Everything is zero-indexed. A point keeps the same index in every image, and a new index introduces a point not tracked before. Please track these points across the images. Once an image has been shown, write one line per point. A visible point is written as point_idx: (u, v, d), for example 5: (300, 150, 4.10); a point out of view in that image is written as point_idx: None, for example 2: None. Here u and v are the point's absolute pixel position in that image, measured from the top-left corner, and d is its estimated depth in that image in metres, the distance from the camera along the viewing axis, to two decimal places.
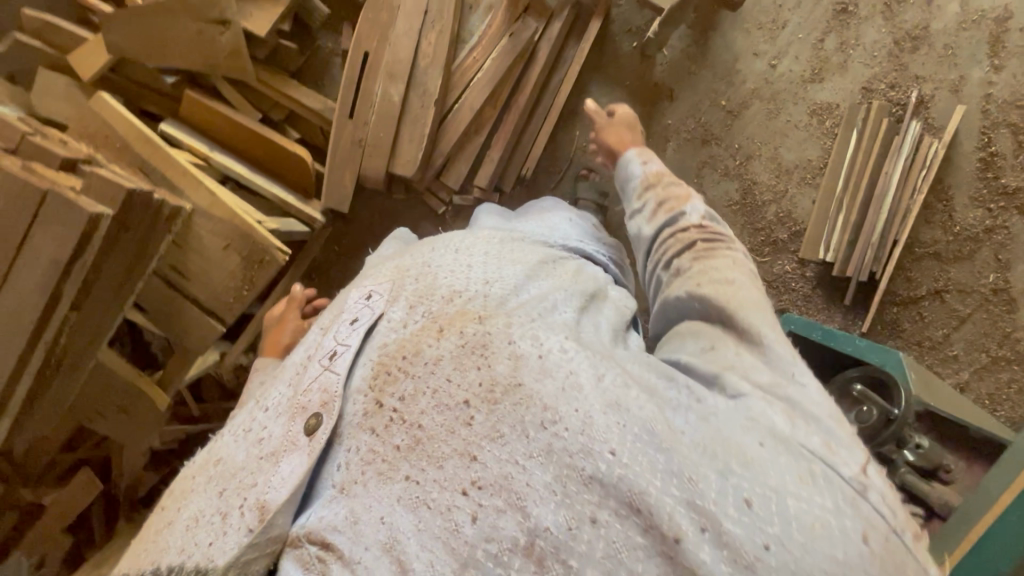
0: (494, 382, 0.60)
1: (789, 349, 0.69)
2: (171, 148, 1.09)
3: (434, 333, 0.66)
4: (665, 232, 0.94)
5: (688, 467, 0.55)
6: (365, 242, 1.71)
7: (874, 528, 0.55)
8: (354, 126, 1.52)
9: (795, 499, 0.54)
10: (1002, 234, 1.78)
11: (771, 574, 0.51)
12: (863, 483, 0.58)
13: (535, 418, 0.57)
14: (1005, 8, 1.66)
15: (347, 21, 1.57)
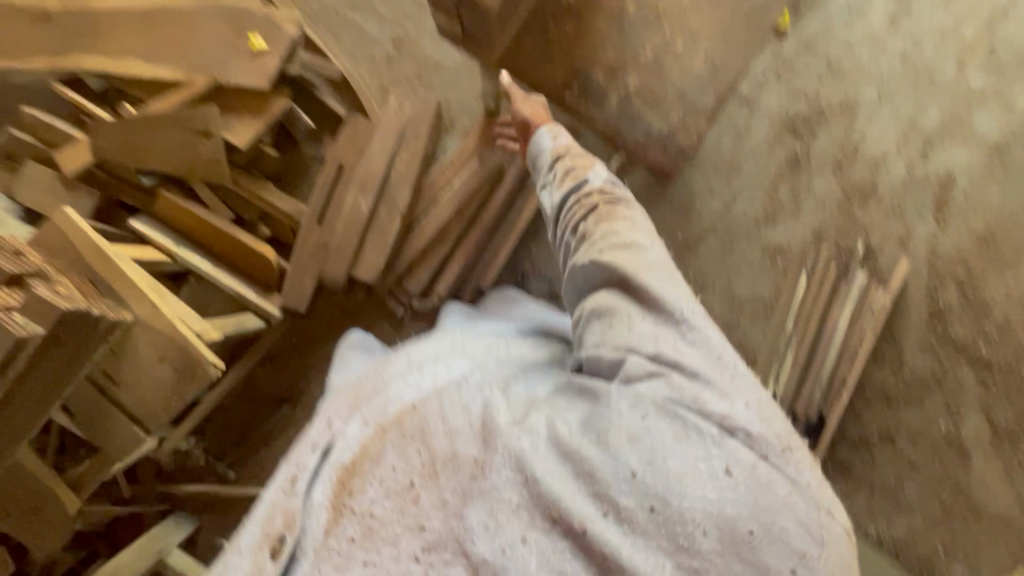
0: (433, 460, 0.72)
1: (676, 308, 0.80)
2: (124, 260, 1.14)
3: (381, 437, 0.75)
4: (572, 197, 0.97)
5: (587, 467, 0.68)
6: (322, 337, 1.74)
7: (745, 462, 0.68)
8: (321, 231, 1.59)
9: (674, 460, 0.67)
10: (951, 384, 1.81)
11: (660, 527, 0.65)
12: (730, 424, 0.70)
13: (466, 476, 0.70)
14: (948, 173, 1.77)
15: (329, 134, 1.68)
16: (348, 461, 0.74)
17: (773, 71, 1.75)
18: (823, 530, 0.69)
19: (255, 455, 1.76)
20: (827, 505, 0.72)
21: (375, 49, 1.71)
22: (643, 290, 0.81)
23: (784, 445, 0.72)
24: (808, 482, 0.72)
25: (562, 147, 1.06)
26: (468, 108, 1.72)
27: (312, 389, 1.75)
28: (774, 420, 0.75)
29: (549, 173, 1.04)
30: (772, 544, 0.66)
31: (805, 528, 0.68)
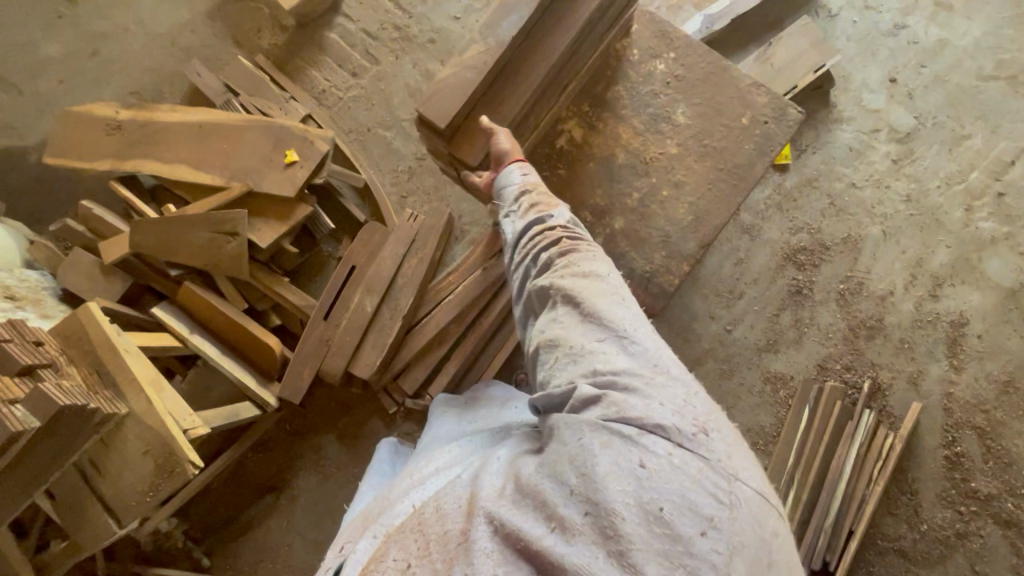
0: (427, 539, 0.67)
1: (622, 321, 0.75)
2: (132, 354, 1.22)
3: (385, 539, 0.73)
4: (530, 232, 0.92)
5: (541, 495, 0.63)
6: (317, 426, 1.78)
7: (658, 447, 0.63)
8: (325, 327, 1.68)
9: (626, 479, 0.61)
10: (975, 542, 1.66)
11: (629, 544, 0.58)
12: (676, 425, 0.64)
13: (448, 541, 0.66)
14: (961, 314, 1.72)
15: (347, 235, 1.81)
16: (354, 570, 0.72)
17: (777, 202, 1.79)
18: (741, 501, 0.62)
19: (234, 542, 1.76)
20: (749, 476, 0.64)
21: (397, 161, 1.86)
22: (588, 311, 0.76)
23: (699, 426, 0.65)
24: (729, 458, 0.64)
25: (525, 185, 0.98)
26: (478, 220, 1.83)
27: (299, 478, 1.77)
28: (696, 401, 0.68)
29: (504, 207, 1.00)
30: (691, 528, 0.59)
31: (720, 501, 0.61)
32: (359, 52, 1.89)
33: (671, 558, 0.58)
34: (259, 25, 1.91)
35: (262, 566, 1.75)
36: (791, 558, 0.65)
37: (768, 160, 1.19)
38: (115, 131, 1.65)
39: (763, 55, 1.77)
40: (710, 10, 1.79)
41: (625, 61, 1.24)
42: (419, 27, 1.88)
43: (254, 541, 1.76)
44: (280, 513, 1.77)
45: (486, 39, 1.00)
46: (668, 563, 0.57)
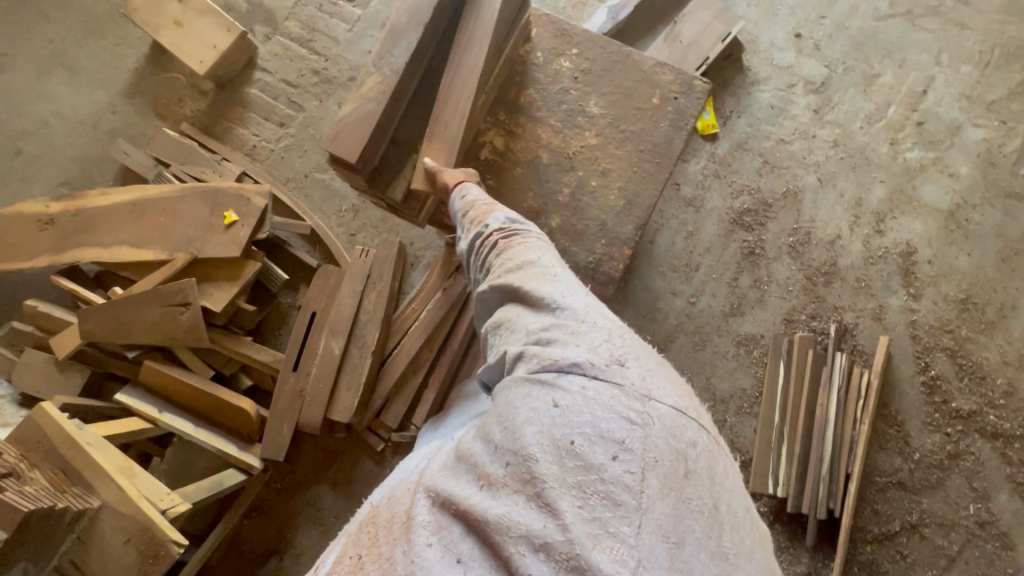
0: (374, 528, 0.68)
1: (550, 292, 0.80)
2: (96, 447, 1.20)
3: (341, 540, 0.74)
4: (476, 242, 0.99)
5: (471, 458, 0.66)
6: (307, 478, 1.76)
7: (571, 386, 0.66)
8: (296, 378, 1.67)
9: (542, 421, 0.64)
10: (969, 459, 1.70)
11: (547, 481, 0.60)
12: (590, 362, 0.69)
13: (392, 524, 0.66)
14: (908, 244, 1.77)
15: (303, 283, 1.81)
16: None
17: (714, 171, 1.83)
18: (653, 418, 0.64)
19: None
20: (662, 395, 0.67)
21: (340, 201, 1.86)
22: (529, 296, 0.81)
23: (613, 359, 0.70)
24: (641, 382, 0.68)
25: (470, 199, 1.04)
26: (429, 243, 1.84)
27: (300, 536, 1.74)
28: (611, 341, 0.73)
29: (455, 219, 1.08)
30: (603, 454, 0.61)
31: (631, 423, 0.63)
32: (282, 102, 1.90)
33: (586, 485, 0.60)
34: (178, 93, 1.91)
35: None
36: (713, 469, 0.65)
37: (684, 134, 1.23)
38: (48, 224, 1.63)
39: (671, 34, 1.82)
40: (612, 1, 1.85)
41: (531, 64, 1.27)
42: (336, 67, 1.89)
43: None
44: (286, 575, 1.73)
45: (382, 69, 1.02)
46: (583, 492, 0.60)
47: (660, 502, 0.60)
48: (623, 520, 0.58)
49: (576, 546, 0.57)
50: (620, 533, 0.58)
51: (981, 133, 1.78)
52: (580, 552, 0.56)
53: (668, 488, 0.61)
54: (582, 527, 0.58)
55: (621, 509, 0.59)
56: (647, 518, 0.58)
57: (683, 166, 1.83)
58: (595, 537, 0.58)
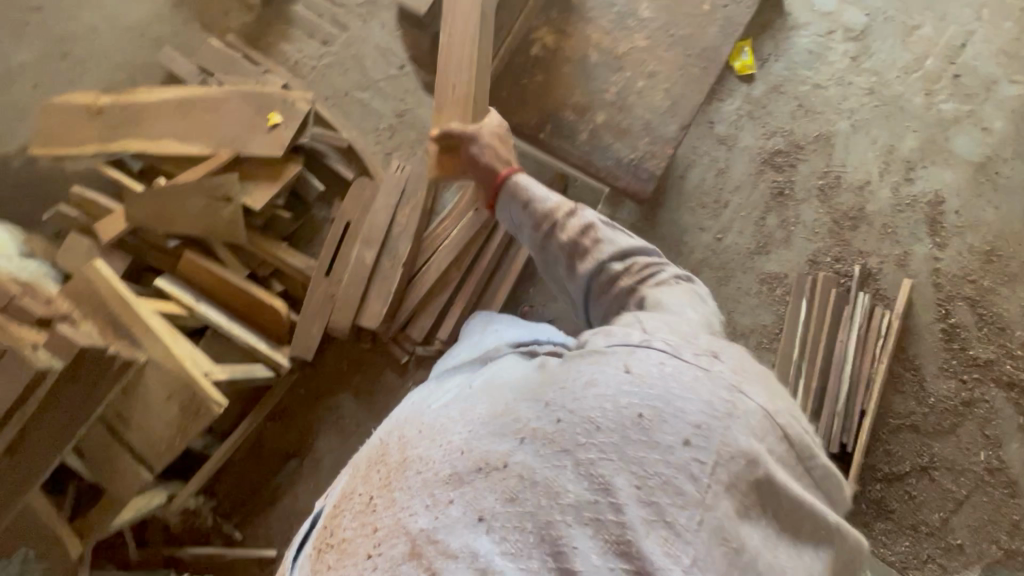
0: (396, 467, 0.72)
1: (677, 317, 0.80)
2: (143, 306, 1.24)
3: (359, 472, 0.79)
4: (589, 270, 0.94)
5: (515, 411, 0.68)
6: (331, 386, 1.80)
7: (646, 359, 0.68)
8: (328, 283, 1.71)
9: (609, 388, 0.65)
10: (983, 407, 1.72)
11: (603, 451, 0.62)
12: (674, 345, 0.71)
13: (412, 470, 0.70)
14: (936, 194, 1.79)
15: (338, 196, 1.84)
16: (337, 504, 0.78)
17: (748, 112, 1.85)
18: (739, 408, 0.66)
19: (264, 512, 1.76)
20: (751, 392, 0.68)
21: (378, 121, 1.89)
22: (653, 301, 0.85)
23: (705, 351, 0.71)
24: (731, 373, 0.69)
25: (553, 206, 0.99)
26: None
27: (320, 441, 1.78)
28: (699, 339, 0.74)
29: (529, 221, 1.00)
30: (674, 435, 0.62)
31: (715, 409, 0.64)
32: (326, 21, 1.93)
33: (649, 462, 0.61)
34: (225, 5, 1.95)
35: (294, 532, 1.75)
36: (784, 480, 0.66)
37: (732, 41, 1.25)
38: (96, 114, 1.67)
39: None
40: None
41: None
42: None
43: (283, 508, 1.76)
44: (305, 477, 1.77)
45: None
46: (644, 470, 0.61)
47: (724, 498, 0.61)
48: (683, 511, 0.59)
49: (628, 528, 0.58)
50: (679, 523, 0.59)
51: (1016, 89, 1.80)
52: (635, 536, 0.58)
53: (733, 488, 0.62)
54: (640, 511, 0.59)
55: (684, 499, 0.60)
56: (709, 513, 0.60)
57: (717, 106, 1.86)
58: (651, 523, 0.59)
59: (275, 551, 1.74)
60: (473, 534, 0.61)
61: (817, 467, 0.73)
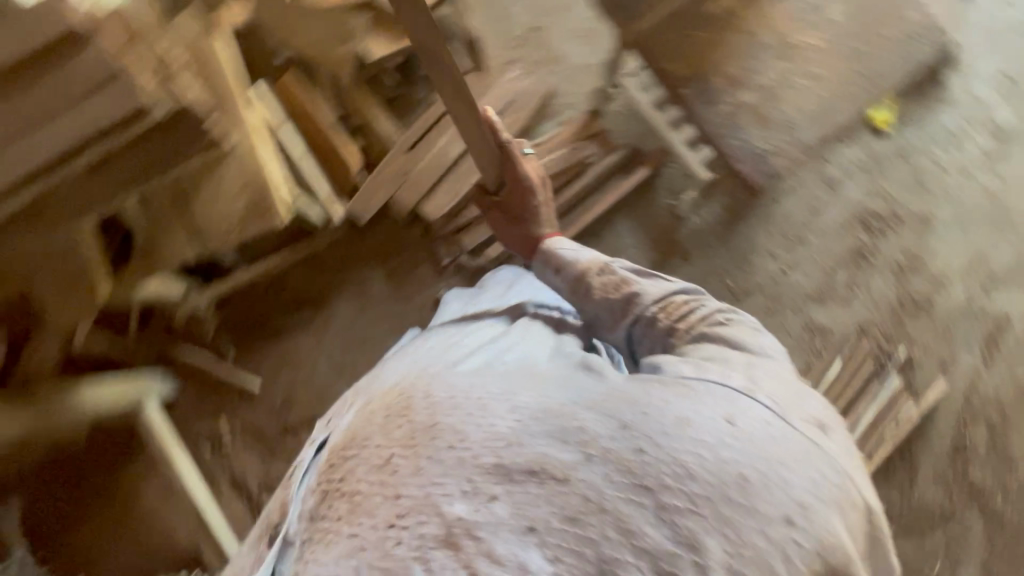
0: (427, 435, 0.72)
1: (765, 366, 0.79)
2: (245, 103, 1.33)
3: (379, 421, 0.79)
4: (632, 316, 0.98)
5: (584, 427, 0.67)
6: (368, 257, 1.80)
7: (749, 416, 0.67)
8: (406, 160, 1.69)
9: (708, 439, 0.64)
10: (959, 526, 1.73)
11: (689, 499, 0.61)
12: (779, 408, 0.70)
13: (445, 441, 0.70)
14: (1005, 314, 1.76)
15: (444, 82, 1.81)
16: (350, 446, 0.80)
17: (863, 164, 1.81)
18: (840, 493, 0.66)
19: (260, 346, 1.79)
20: (850, 477, 0.69)
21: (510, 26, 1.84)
22: (719, 336, 0.86)
23: (809, 420, 0.72)
24: (837, 456, 0.69)
25: (589, 261, 1.07)
26: (574, 102, 1.82)
27: (338, 303, 1.80)
28: (805, 401, 0.75)
29: (565, 280, 1.10)
30: (774, 509, 0.62)
31: (815, 487, 0.64)
32: None
33: (738, 527, 0.61)
34: None
35: (283, 374, 1.78)
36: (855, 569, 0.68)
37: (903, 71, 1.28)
38: None
39: None
40: None
41: None
42: None
43: (281, 349, 1.79)
44: (311, 330, 1.80)
45: None
46: (733, 534, 0.61)
47: None
48: None
49: None
50: None
51: None
52: None
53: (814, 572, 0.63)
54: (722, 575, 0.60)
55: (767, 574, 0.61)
56: None
57: (837, 146, 1.82)
58: None
59: (260, 384, 1.78)
60: (525, 545, 0.62)
61: (883, 551, 0.75)
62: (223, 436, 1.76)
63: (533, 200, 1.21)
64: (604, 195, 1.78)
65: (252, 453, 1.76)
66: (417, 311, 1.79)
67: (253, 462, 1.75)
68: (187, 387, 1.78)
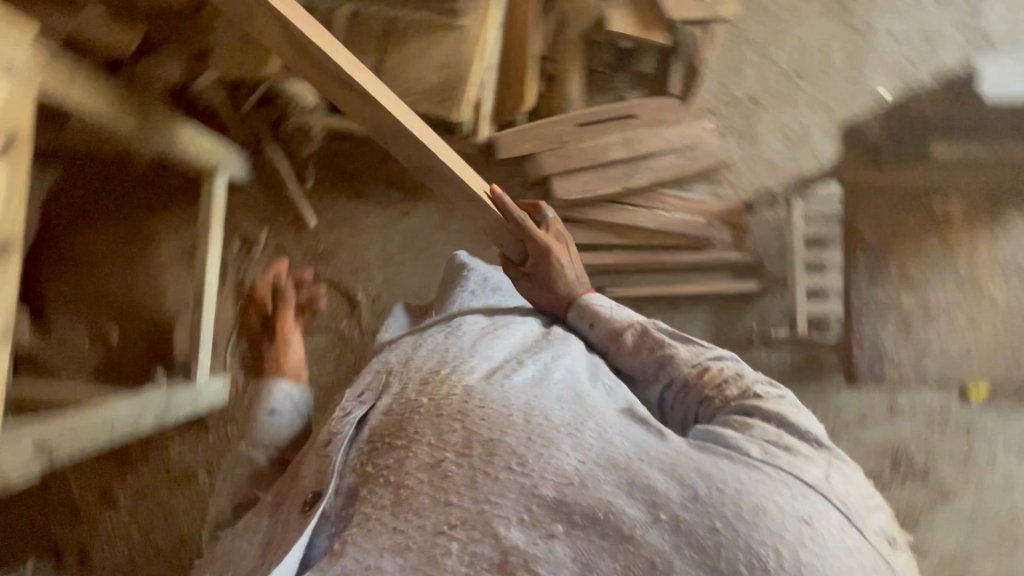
0: (484, 446, 0.70)
1: (815, 446, 0.74)
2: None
3: (424, 411, 0.77)
4: (668, 375, 0.94)
5: (654, 489, 0.64)
6: (476, 185, 1.78)
7: (826, 522, 0.64)
8: (571, 131, 1.68)
9: (783, 542, 0.61)
10: None
11: None
12: (845, 507, 0.67)
13: (506, 461, 0.68)
14: None
15: (646, 89, 1.77)
16: (392, 436, 0.76)
17: (932, 414, 1.77)
18: None
19: (337, 193, 1.78)
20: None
21: (735, 82, 1.79)
22: (771, 413, 0.77)
23: (871, 525, 0.68)
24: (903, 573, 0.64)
25: (624, 316, 1.04)
26: (740, 184, 1.77)
27: (424, 204, 1.78)
28: (870, 508, 0.70)
29: (598, 336, 1.03)
30: None
31: None
32: None
33: None
34: None
35: (340, 229, 1.78)
36: None
37: None
38: None
39: None
40: None
41: None
42: (859, 12, 1.79)
43: (352, 208, 1.78)
44: (388, 210, 1.78)
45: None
46: None
47: None
48: None
49: None
50: None
51: None
52: None
53: None
54: None
55: None
56: None
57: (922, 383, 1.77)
58: None
59: (316, 223, 1.78)
60: None
61: None
62: (255, 242, 1.77)
63: (558, 264, 1.09)
64: (705, 280, 1.74)
65: None
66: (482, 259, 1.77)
67: None
68: (256, 181, 1.78)
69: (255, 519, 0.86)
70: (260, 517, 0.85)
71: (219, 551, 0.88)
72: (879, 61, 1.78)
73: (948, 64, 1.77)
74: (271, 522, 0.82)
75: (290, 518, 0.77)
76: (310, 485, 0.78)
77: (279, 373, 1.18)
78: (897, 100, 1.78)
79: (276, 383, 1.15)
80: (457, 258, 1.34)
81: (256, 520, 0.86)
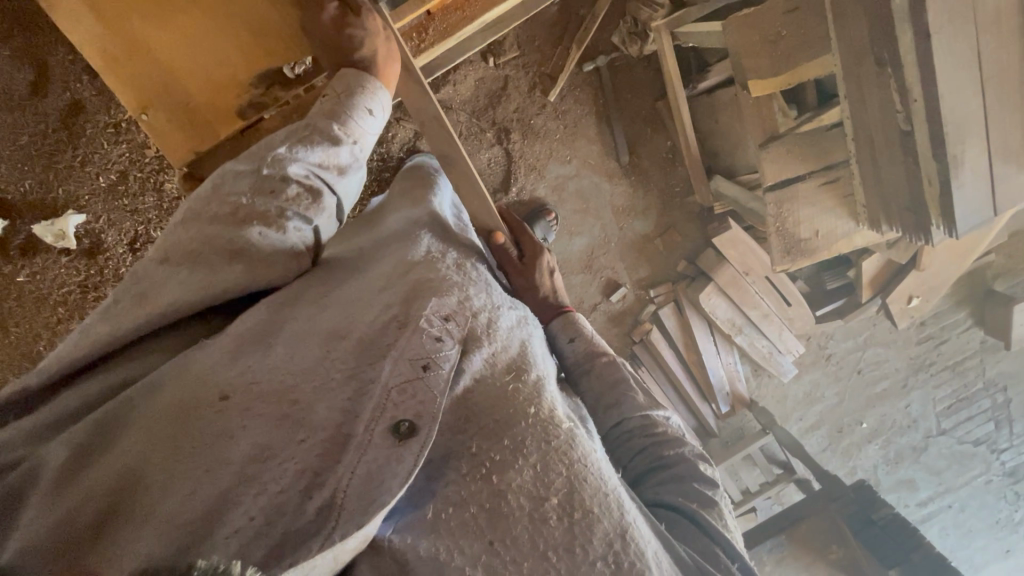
0: (580, 511, 0.64)
1: None
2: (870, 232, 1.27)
3: (524, 418, 0.67)
4: (649, 431, 0.85)
5: None
6: (666, 216, 1.81)
7: None
8: (758, 274, 1.80)
9: None
10: None
11: None
12: None
13: (606, 530, 0.63)
14: None
15: (811, 294, 1.98)
16: (496, 429, 0.65)
17: None
18: None
19: (598, 102, 1.64)
20: None
21: (834, 340, 2.16)
22: (738, 555, 0.77)
23: None
24: None
25: (603, 347, 0.92)
26: (762, 388, 2.16)
27: (628, 185, 1.74)
28: None
29: (564, 367, 0.91)
30: None
31: None
32: (933, 330, 2.20)
33: None
34: (1007, 263, 2.13)
35: (562, 127, 1.63)
36: None
37: None
38: None
39: None
40: None
41: None
42: (913, 383, 2.27)
43: (587, 125, 1.65)
44: (606, 159, 1.70)
45: None
46: None
47: None
48: None
49: None
50: None
51: None
52: None
53: None
54: None
55: None
56: None
57: None
58: None
59: (553, 102, 1.59)
60: None
61: None
62: (501, 55, 1.51)
63: (540, 267, 0.96)
64: (689, 419, 2.05)
65: (477, 93, 1.52)
66: (606, 260, 1.82)
67: (467, 94, 1.51)
68: (559, 9, 1.52)
69: (315, 371, 0.63)
70: (305, 362, 0.63)
71: (269, 379, 0.61)
72: (884, 407, 2.28)
73: (896, 443, 2.35)
74: (338, 397, 0.61)
75: (370, 435, 0.58)
76: (395, 406, 0.60)
77: (361, 72, 0.77)
78: (863, 432, 2.31)
79: (370, 85, 0.77)
80: (425, 166, 1.27)
81: (309, 338, 0.66)
